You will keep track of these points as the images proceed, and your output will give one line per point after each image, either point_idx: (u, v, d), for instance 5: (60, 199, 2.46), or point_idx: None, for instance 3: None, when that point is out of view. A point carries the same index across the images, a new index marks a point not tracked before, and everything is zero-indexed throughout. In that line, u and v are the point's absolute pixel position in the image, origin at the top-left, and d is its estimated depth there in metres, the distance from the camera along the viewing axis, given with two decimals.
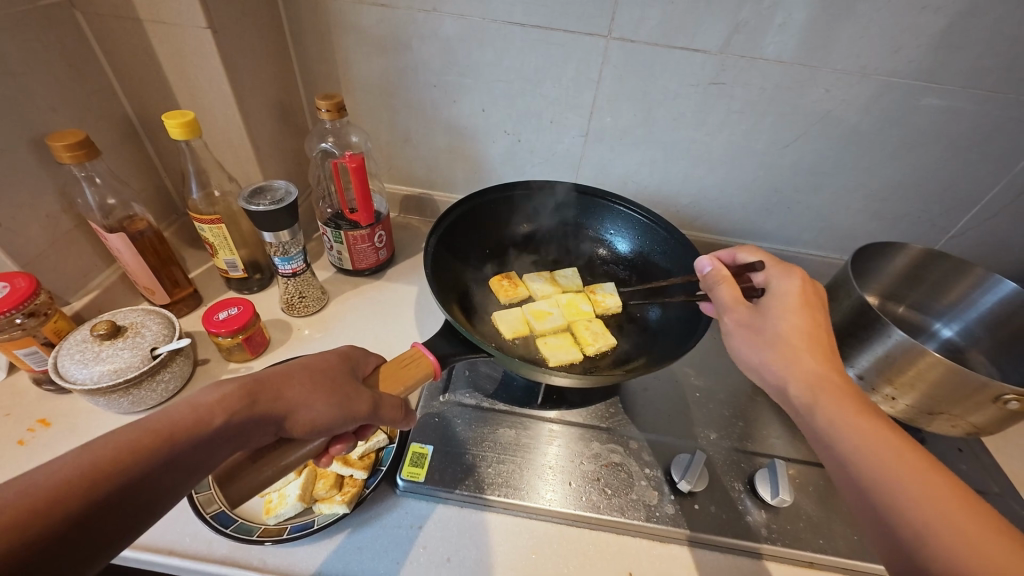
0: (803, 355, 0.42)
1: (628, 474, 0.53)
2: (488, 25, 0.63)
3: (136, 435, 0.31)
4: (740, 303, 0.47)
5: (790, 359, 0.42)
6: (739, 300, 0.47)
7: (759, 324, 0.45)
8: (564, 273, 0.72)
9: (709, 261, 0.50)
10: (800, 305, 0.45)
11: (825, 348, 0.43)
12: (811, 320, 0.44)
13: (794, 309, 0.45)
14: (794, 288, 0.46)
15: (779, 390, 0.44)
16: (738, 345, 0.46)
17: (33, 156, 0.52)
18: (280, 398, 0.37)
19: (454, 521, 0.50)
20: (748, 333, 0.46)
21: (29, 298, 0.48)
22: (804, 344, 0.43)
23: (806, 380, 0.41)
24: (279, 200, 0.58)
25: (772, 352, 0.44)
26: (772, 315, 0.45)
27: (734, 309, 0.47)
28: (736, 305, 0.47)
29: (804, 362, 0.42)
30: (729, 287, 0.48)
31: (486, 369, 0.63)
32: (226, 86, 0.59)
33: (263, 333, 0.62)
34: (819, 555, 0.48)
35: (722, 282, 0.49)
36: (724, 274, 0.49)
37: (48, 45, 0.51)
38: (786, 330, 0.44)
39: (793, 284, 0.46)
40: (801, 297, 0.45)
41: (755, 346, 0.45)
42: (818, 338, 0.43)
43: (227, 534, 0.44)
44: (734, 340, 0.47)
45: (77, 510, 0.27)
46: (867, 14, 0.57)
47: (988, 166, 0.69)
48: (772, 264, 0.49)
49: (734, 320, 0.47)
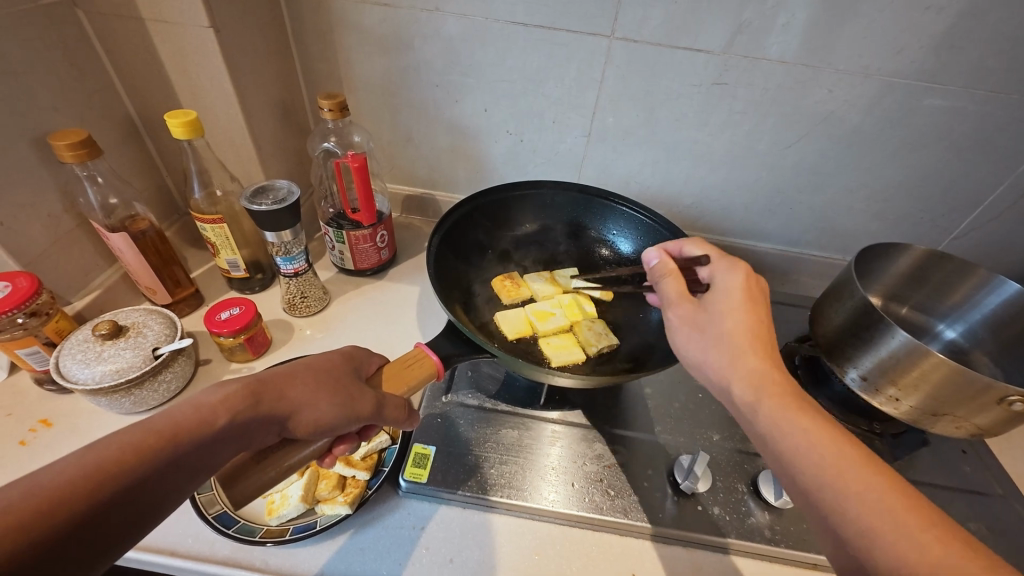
0: (747, 354, 0.41)
1: (631, 476, 0.53)
2: (491, 25, 0.63)
3: (139, 436, 0.31)
4: (684, 297, 0.46)
5: (734, 359, 0.41)
6: (683, 294, 0.46)
7: (702, 320, 0.44)
8: (565, 273, 0.72)
9: (655, 254, 0.51)
10: (743, 301, 0.43)
11: (765, 343, 0.42)
12: (757, 319, 0.43)
13: (740, 306, 0.43)
14: (737, 282, 0.44)
15: (721, 391, 0.43)
16: (680, 340, 0.45)
17: (35, 155, 0.52)
18: (283, 399, 0.37)
19: (457, 522, 0.49)
20: (690, 329, 0.45)
21: (31, 298, 0.48)
22: (746, 344, 0.41)
23: (748, 381, 0.40)
24: (281, 200, 0.58)
25: (713, 348, 0.43)
26: (714, 311, 0.44)
27: (677, 303, 0.46)
28: (680, 300, 0.46)
29: (749, 364, 0.41)
30: (673, 280, 0.47)
31: (488, 370, 0.63)
32: (228, 86, 0.59)
33: (264, 333, 0.62)
34: (823, 557, 0.48)
35: (666, 275, 0.48)
36: (670, 267, 0.48)
37: (49, 44, 0.51)
38: (728, 324, 0.43)
39: (735, 278, 0.45)
40: (742, 291, 0.44)
41: (699, 343, 0.44)
42: (762, 337, 0.42)
43: (228, 535, 0.44)
44: (677, 334, 0.46)
45: (81, 511, 0.27)
46: (870, 14, 0.57)
47: (991, 167, 0.69)
48: (717, 258, 0.48)
49: (678, 314, 0.46)
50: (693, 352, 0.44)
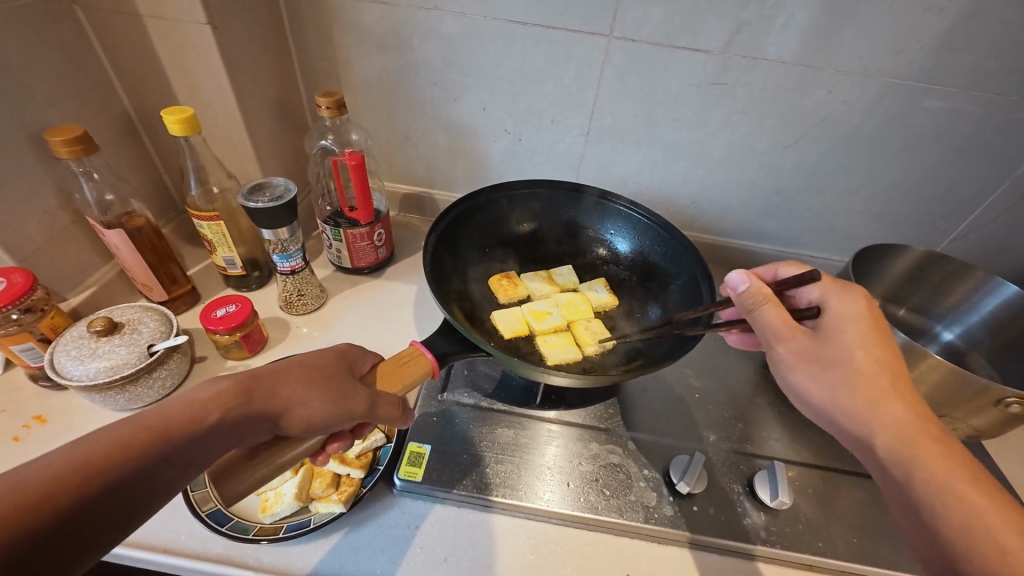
0: (889, 399, 0.39)
1: (627, 475, 0.53)
2: (490, 24, 0.63)
3: (128, 432, 0.30)
4: (795, 329, 0.42)
5: (877, 404, 0.39)
6: (794, 326, 0.42)
7: (825, 358, 0.41)
8: (560, 271, 0.72)
9: (745, 278, 0.43)
10: (869, 332, 0.41)
11: (904, 384, 0.40)
12: (887, 351, 0.40)
13: (864, 335, 0.41)
14: (860, 311, 0.41)
15: (854, 435, 0.41)
16: (801, 378, 0.42)
17: (32, 151, 0.52)
18: (276, 396, 0.37)
19: (451, 521, 0.49)
20: (811, 365, 0.41)
21: (27, 294, 0.48)
22: (887, 386, 0.39)
23: (897, 431, 0.38)
24: (278, 197, 0.58)
25: (849, 391, 0.40)
26: (842, 346, 0.40)
27: (791, 337, 0.42)
28: (791, 333, 0.42)
29: (895, 413, 0.39)
30: (775, 309, 0.42)
31: (484, 369, 0.63)
32: (225, 83, 0.59)
33: (260, 331, 0.61)
34: (818, 558, 0.48)
35: (765, 304, 0.42)
36: (767, 293, 0.42)
37: (46, 39, 0.51)
38: (859, 363, 0.40)
39: (857, 306, 0.41)
40: (869, 320, 0.41)
41: (825, 385, 0.41)
42: (900, 372, 0.40)
43: (222, 533, 0.44)
44: (795, 375, 0.42)
45: (69, 505, 0.27)
46: (870, 15, 0.57)
47: (989, 169, 0.69)
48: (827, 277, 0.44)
49: (792, 350, 0.42)
50: (823, 395, 0.41)
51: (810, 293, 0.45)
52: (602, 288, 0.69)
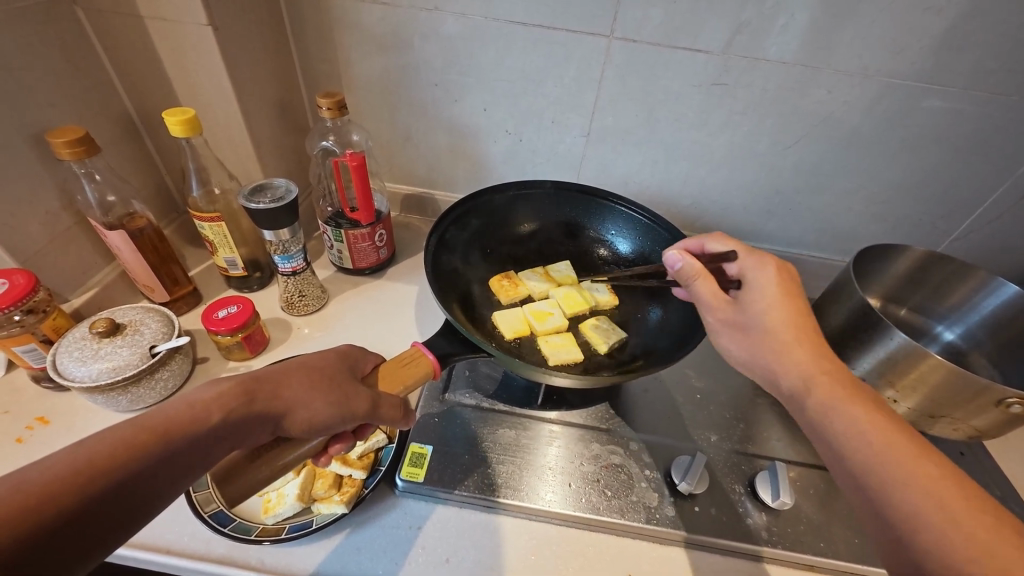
0: (793, 347, 0.42)
1: (629, 476, 0.53)
2: (490, 24, 0.63)
3: (131, 433, 0.30)
4: (718, 297, 0.47)
5: (782, 353, 0.42)
6: (718, 296, 0.47)
7: (744, 322, 0.45)
8: (557, 267, 0.72)
9: (679, 257, 0.48)
10: (780, 295, 0.44)
11: (811, 337, 0.42)
12: (795, 308, 0.44)
13: (777, 300, 0.44)
14: (771, 279, 0.45)
15: (767, 377, 0.44)
16: (730, 344, 0.46)
17: (33, 152, 0.52)
18: (278, 397, 0.37)
19: (453, 522, 0.49)
20: (736, 331, 0.46)
21: (29, 295, 0.48)
22: (792, 338, 0.42)
23: (799, 372, 0.41)
24: (280, 198, 0.58)
25: (763, 349, 0.43)
26: (756, 311, 0.45)
27: (714, 306, 0.47)
28: (715, 302, 0.47)
29: (797, 357, 0.41)
30: (704, 282, 0.47)
31: (485, 369, 0.63)
32: (226, 84, 0.59)
33: (262, 332, 0.62)
34: (820, 558, 0.48)
35: (696, 277, 0.48)
36: (697, 269, 0.47)
37: (48, 40, 0.51)
38: (766, 320, 0.43)
39: (768, 275, 0.45)
40: (779, 286, 0.45)
41: (743, 342, 0.45)
42: (807, 329, 0.43)
43: (224, 534, 0.44)
44: (721, 337, 0.47)
45: (72, 506, 0.27)
46: (870, 15, 0.57)
47: (990, 169, 0.69)
48: (746, 254, 0.48)
49: (717, 319, 0.47)
50: (747, 354, 0.45)
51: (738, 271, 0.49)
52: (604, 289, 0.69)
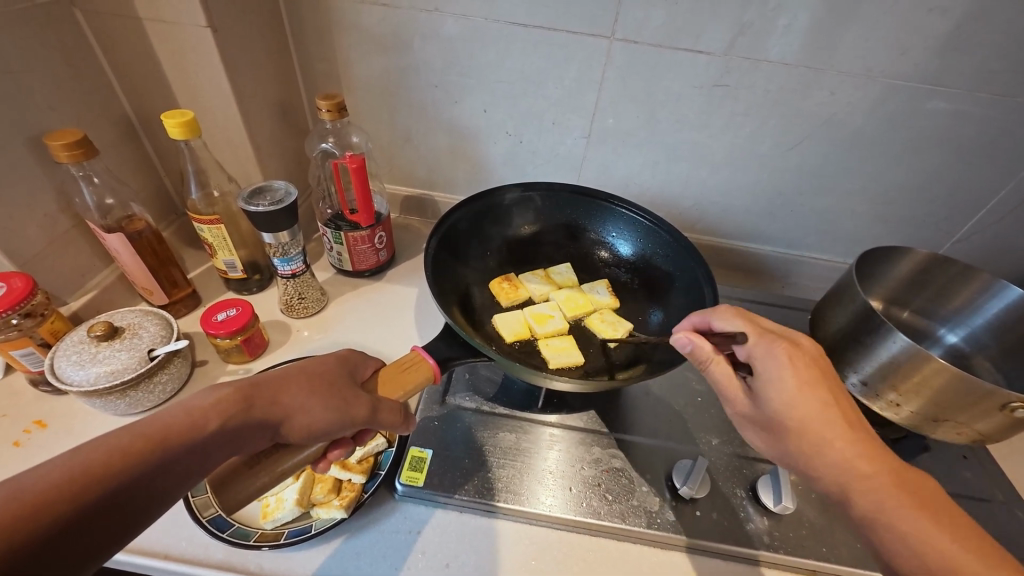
0: (828, 446, 0.39)
1: (629, 480, 0.53)
2: (490, 25, 0.63)
3: (127, 440, 0.30)
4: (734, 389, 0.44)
5: (812, 454, 0.40)
6: (735, 386, 0.44)
7: (765, 419, 0.42)
8: (558, 269, 0.72)
9: (688, 340, 0.44)
10: (800, 392, 0.40)
11: (840, 432, 0.39)
12: (820, 401, 0.40)
13: (798, 397, 0.40)
14: (788, 372, 0.40)
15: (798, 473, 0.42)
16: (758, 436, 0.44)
17: (31, 155, 0.51)
18: (277, 403, 0.37)
19: (454, 526, 0.49)
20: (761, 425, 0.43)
21: (27, 298, 0.47)
22: (823, 439, 0.39)
23: (834, 478, 0.39)
24: (279, 200, 0.58)
25: (793, 449, 0.41)
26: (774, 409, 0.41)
27: (732, 398, 0.44)
28: (733, 395, 0.44)
29: (830, 460, 0.39)
30: (719, 368, 0.44)
31: (486, 372, 0.63)
32: (225, 85, 0.59)
33: (261, 334, 0.61)
34: (821, 563, 0.48)
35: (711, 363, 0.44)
36: (710, 355, 0.44)
37: (46, 42, 0.51)
38: (789, 421, 0.40)
39: (780, 368, 0.40)
40: (796, 379, 0.40)
41: (769, 437, 0.43)
42: (835, 425, 0.39)
43: (222, 539, 0.44)
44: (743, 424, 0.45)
45: (67, 515, 0.27)
46: (873, 17, 0.56)
47: (994, 171, 0.68)
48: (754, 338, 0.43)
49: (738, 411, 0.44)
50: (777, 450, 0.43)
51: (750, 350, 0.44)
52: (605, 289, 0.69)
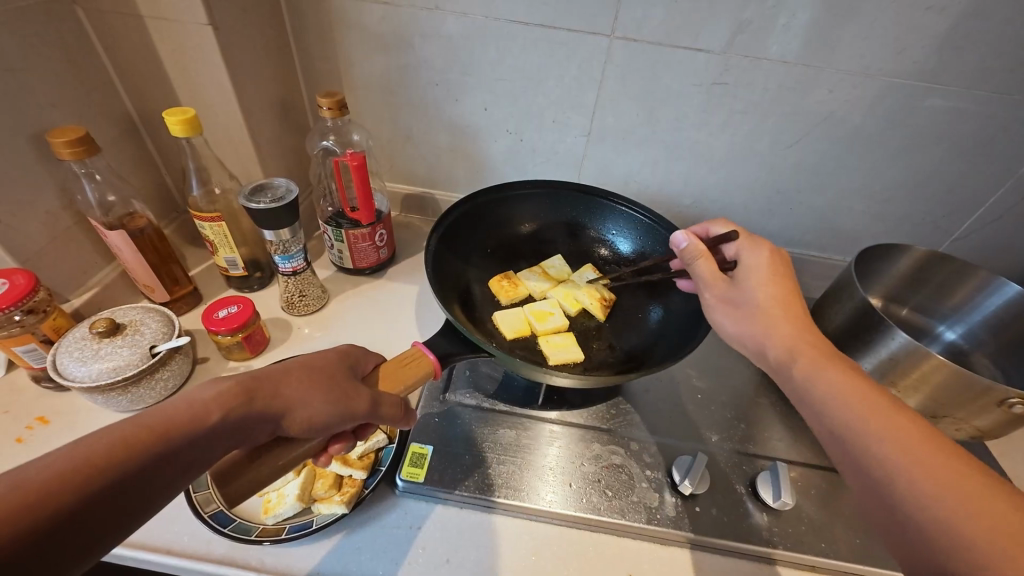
0: (780, 322, 0.44)
1: (629, 476, 0.53)
2: (491, 24, 0.63)
3: (129, 431, 0.30)
4: (717, 276, 0.49)
5: (769, 326, 0.44)
6: (717, 275, 0.49)
7: (737, 298, 0.47)
8: (552, 263, 0.72)
9: (684, 236, 0.51)
10: (770, 275, 0.47)
11: (795, 312, 0.45)
12: (783, 289, 0.46)
13: (766, 279, 0.47)
14: (762, 259, 0.48)
15: (754, 347, 0.46)
16: (720, 317, 0.48)
17: (33, 152, 0.52)
18: (278, 396, 0.37)
19: (453, 522, 0.49)
20: (728, 305, 0.48)
21: (28, 295, 0.48)
22: (780, 313, 0.45)
23: (785, 344, 0.43)
24: (280, 198, 0.58)
25: (752, 322, 0.45)
26: (748, 287, 0.47)
27: (712, 282, 0.49)
28: (714, 279, 0.49)
29: (782, 329, 0.44)
30: (706, 261, 0.49)
31: (486, 369, 0.63)
32: (226, 83, 0.59)
33: (262, 331, 0.61)
34: (821, 559, 0.48)
35: (699, 257, 0.50)
36: (701, 249, 0.50)
37: (48, 39, 0.51)
38: (759, 296, 0.46)
39: (761, 258, 0.48)
40: (769, 266, 0.47)
41: (735, 316, 0.47)
42: (794, 306, 0.45)
43: (224, 534, 0.44)
44: (715, 314, 0.49)
45: (69, 505, 0.27)
46: (872, 14, 0.56)
47: (992, 168, 0.68)
48: (743, 237, 0.51)
49: (714, 294, 0.49)
50: (736, 327, 0.47)
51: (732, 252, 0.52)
52: (592, 272, 0.70)
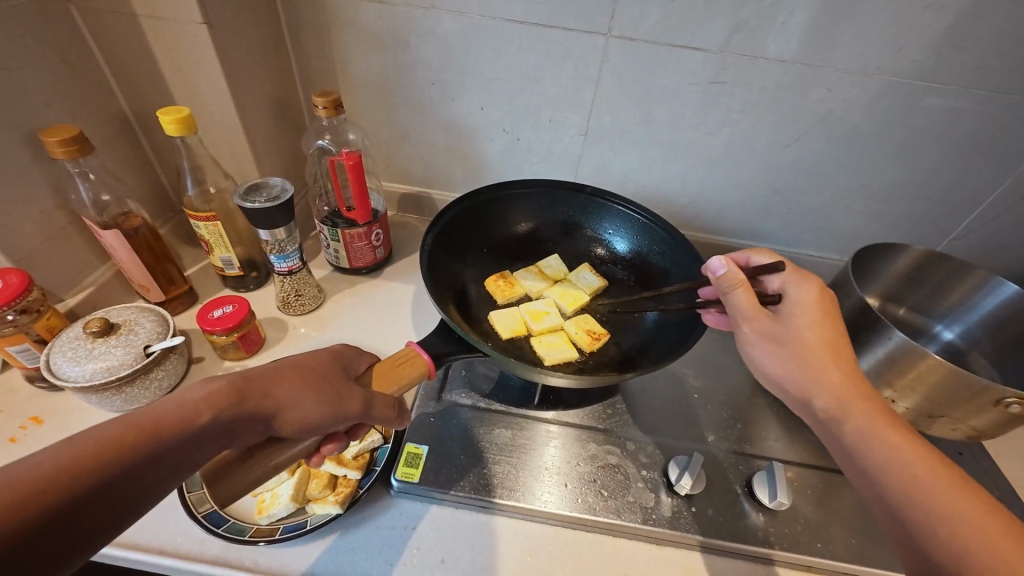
0: (830, 369, 0.42)
1: (625, 476, 0.53)
2: (487, 23, 0.63)
3: (118, 431, 0.30)
4: (758, 310, 0.45)
5: (819, 373, 0.42)
6: (758, 310, 0.45)
7: (782, 336, 0.44)
8: (548, 262, 0.72)
9: (724, 263, 0.46)
10: (819, 315, 0.43)
11: (845, 358, 0.42)
12: (830, 328, 0.43)
13: (816, 319, 0.43)
14: (813, 296, 0.44)
15: (794, 392, 0.44)
16: (758, 354, 0.45)
17: (27, 151, 0.51)
18: (270, 396, 0.37)
19: (449, 522, 0.49)
20: (769, 342, 0.44)
21: (22, 294, 0.47)
22: (829, 358, 0.42)
23: (833, 395, 0.41)
24: (275, 197, 0.58)
25: (798, 365, 0.43)
26: (794, 325, 0.44)
27: (754, 316, 0.45)
28: (755, 313, 0.45)
29: (833, 378, 0.41)
30: (745, 292, 0.45)
31: (482, 369, 0.63)
32: (221, 82, 0.59)
33: (257, 331, 0.61)
34: (817, 559, 0.48)
35: (738, 288, 0.45)
36: (741, 279, 0.45)
37: (42, 38, 0.51)
38: (808, 338, 0.43)
39: (810, 293, 0.44)
40: (819, 305, 0.44)
41: (776, 355, 0.44)
42: (842, 349, 0.43)
43: (218, 534, 0.44)
44: (751, 349, 0.45)
45: (57, 504, 0.27)
46: (869, 13, 0.56)
47: (990, 167, 0.68)
48: (791, 268, 0.47)
49: (754, 329, 0.45)
50: (777, 367, 0.44)
51: (774, 282, 0.48)
52: (590, 272, 0.70)
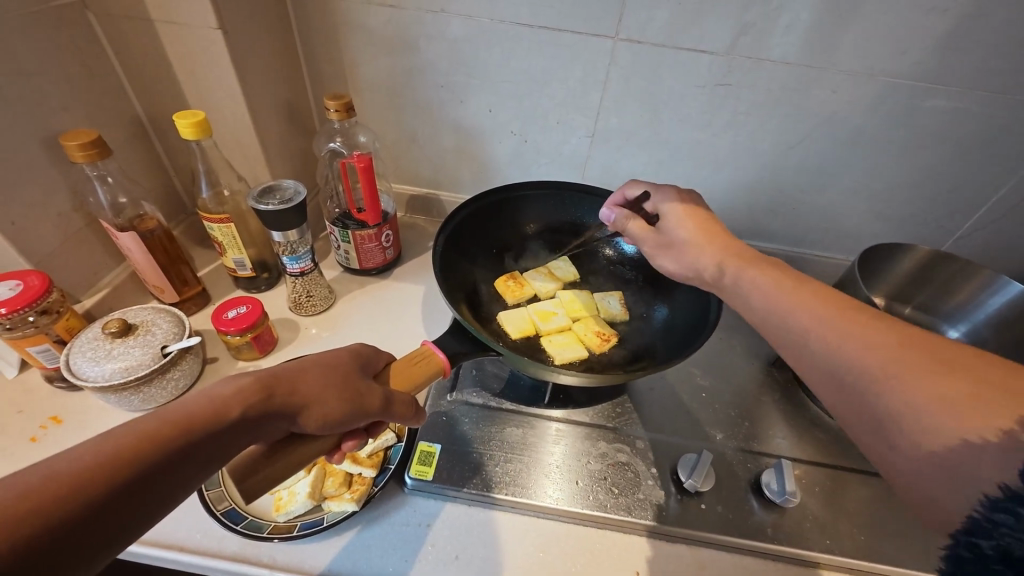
0: (705, 246, 0.48)
1: (635, 474, 0.53)
2: (496, 25, 0.64)
3: (153, 426, 0.31)
4: (646, 228, 0.53)
5: (698, 251, 0.48)
6: (646, 229, 0.53)
7: (665, 239, 0.52)
8: (558, 265, 0.73)
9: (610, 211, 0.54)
10: (688, 211, 0.51)
11: (717, 234, 0.49)
12: (701, 220, 0.50)
13: (686, 216, 0.51)
14: (675, 200, 0.52)
15: (691, 276, 0.50)
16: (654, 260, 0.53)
17: (46, 155, 0.52)
18: (295, 393, 0.37)
19: (462, 519, 0.50)
20: (660, 248, 0.52)
21: (42, 296, 0.48)
22: (703, 239, 0.49)
23: (714, 263, 0.47)
24: (288, 200, 0.59)
25: (683, 253, 0.50)
26: (671, 227, 0.51)
27: (645, 237, 0.53)
28: (643, 235, 0.53)
29: (708, 252, 0.48)
30: (636, 222, 0.54)
31: (492, 369, 0.64)
32: (235, 85, 0.60)
33: (270, 331, 0.62)
34: (826, 556, 0.48)
35: (628, 221, 0.54)
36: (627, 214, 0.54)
37: (60, 43, 0.52)
38: (684, 234, 0.50)
39: (674, 199, 0.52)
40: (683, 204, 0.51)
41: (670, 255, 0.51)
42: (714, 230, 0.49)
43: (237, 531, 0.45)
44: (654, 262, 0.53)
45: (95, 497, 0.27)
46: (874, 16, 0.57)
47: (995, 167, 0.69)
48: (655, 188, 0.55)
49: (648, 246, 0.53)
50: (670, 265, 0.51)
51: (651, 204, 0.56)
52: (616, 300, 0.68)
